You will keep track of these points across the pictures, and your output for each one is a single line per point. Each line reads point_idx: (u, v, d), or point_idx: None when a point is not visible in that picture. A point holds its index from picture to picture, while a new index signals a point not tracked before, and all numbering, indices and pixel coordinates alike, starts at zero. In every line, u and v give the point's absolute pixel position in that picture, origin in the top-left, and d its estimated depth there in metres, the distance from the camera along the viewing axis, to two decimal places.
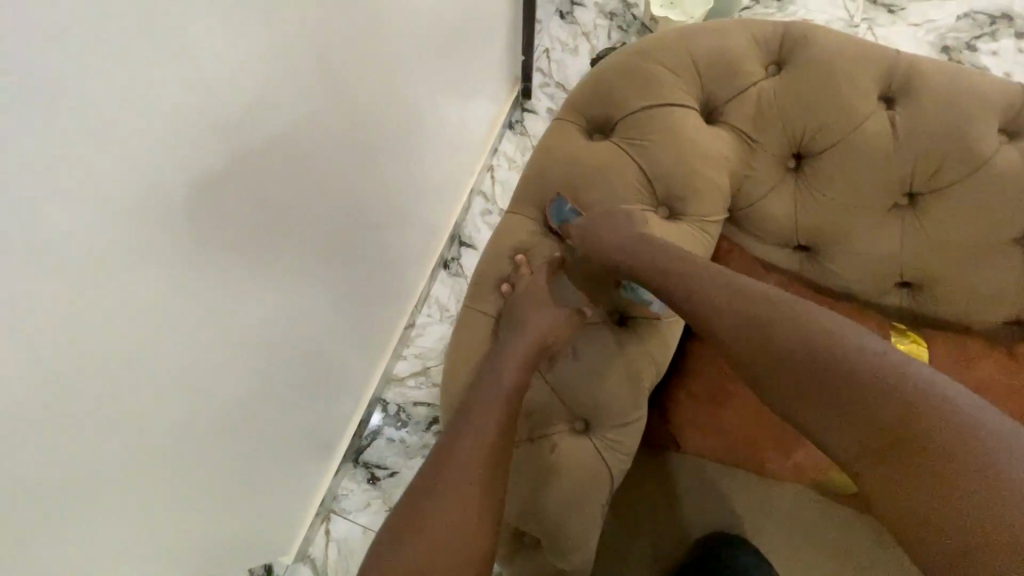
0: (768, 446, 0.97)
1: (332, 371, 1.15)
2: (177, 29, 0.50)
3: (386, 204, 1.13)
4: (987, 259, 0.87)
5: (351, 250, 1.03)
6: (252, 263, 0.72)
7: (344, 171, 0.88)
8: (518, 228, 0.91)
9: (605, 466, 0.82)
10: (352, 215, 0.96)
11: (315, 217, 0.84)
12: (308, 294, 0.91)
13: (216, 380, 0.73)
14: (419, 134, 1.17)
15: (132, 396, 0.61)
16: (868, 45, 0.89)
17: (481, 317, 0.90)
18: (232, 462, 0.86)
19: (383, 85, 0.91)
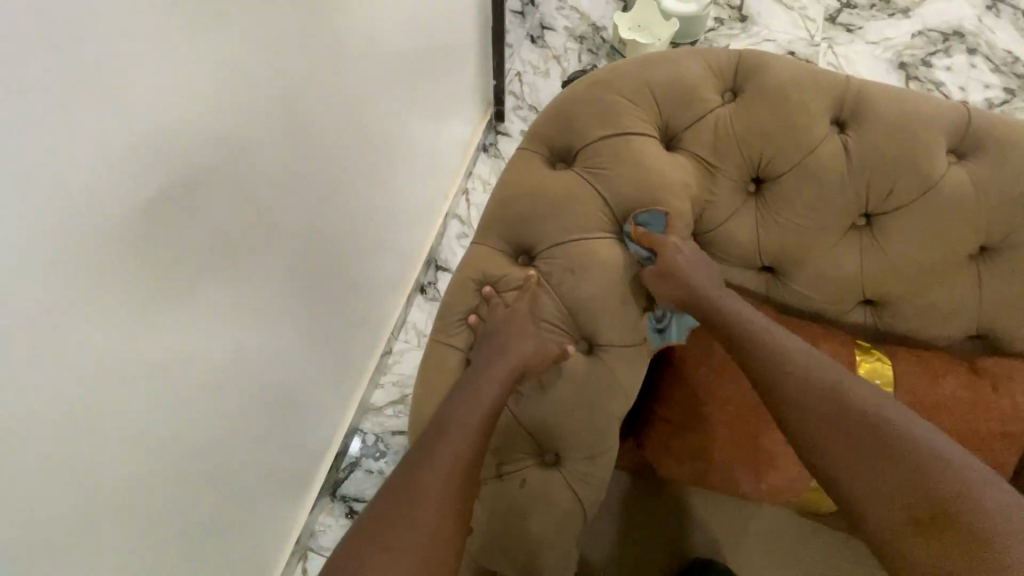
0: (743, 471, 0.94)
1: (301, 401, 1.12)
2: (108, 68, 0.50)
3: (355, 232, 1.12)
4: (944, 276, 0.88)
5: (317, 281, 1.01)
6: (202, 299, 0.70)
7: (303, 199, 0.87)
8: (483, 260, 0.89)
9: (576, 499, 0.81)
10: (315, 241, 0.96)
11: (270, 248, 0.82)
12: (271, 328, 0.89)
13: (169, 421, 0.71)
14: (387, 161, 1.17)
15: (70, 439, 0.58)
16: (819, 71, 0.91)
17: (448, 351, 0.88)
18: (190, 500, 0.83)
19: (343, 113, 0.91)
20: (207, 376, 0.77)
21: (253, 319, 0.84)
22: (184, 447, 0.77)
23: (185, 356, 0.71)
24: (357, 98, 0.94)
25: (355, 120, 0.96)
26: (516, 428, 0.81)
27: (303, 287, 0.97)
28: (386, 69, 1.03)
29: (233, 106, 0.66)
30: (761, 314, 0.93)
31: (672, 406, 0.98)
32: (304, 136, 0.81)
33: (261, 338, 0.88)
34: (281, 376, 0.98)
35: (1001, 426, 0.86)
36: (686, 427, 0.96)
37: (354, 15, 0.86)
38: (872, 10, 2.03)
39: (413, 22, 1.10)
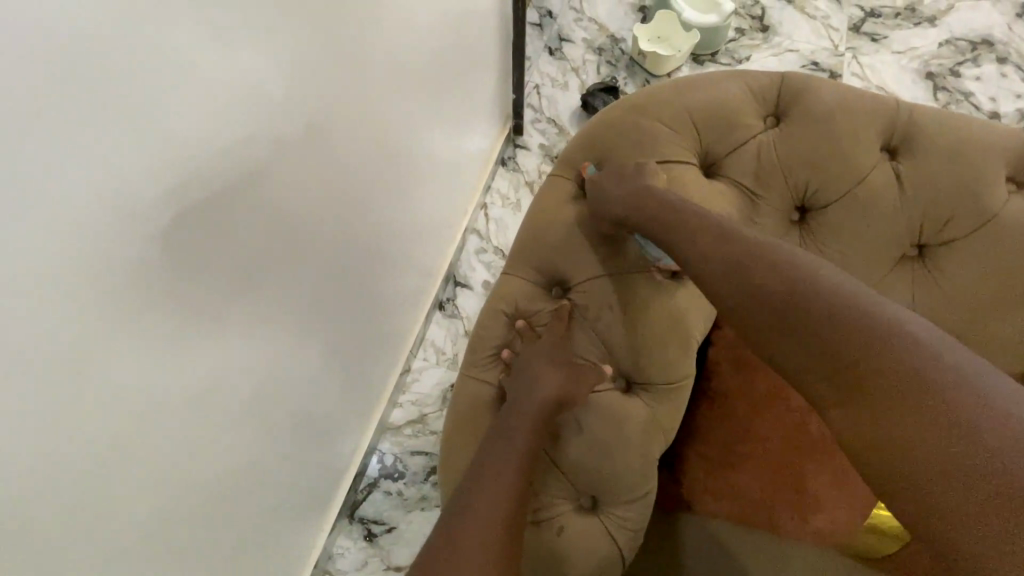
0: (785, 511, 0.88)
1: (318, 424, 1.10)
2: (135, 103, 0.49)
3: (372, 252, 1.10)
4: (1003, 311, 0.83)
5: (333, 302, 0.99)
6: (213, 325, 0.68)
7: (322, 223, 0.85)
8: (515, 291, 0.87)
9: (615, 547, 0.77)
10: (334, 264, 0.93)
11: (287, 275, 0.80)
12: (285, 353, 0.87)
13: (179, 449, 0.69)
14: (405, 179, 1.14)
15: (81, 472, 0.57)
16: (867, 95, 0.87)
17: (476, 384, 0.85)
18: (201, 531, 0.81)
19: (363, 134, 0.89)
20: (224, 403, 0.75)
21: (269, 345, 0.81)
22: (194, 481, 0.75)
23: (200, 387, 0.69)
24: (378, 118, 0.92)
25: (376, 141, 0.94)
26: (554, 471, 0.78)
27: (322, 311, 0.95)
28: (408, 87, 1.01)
29: (254, 135, 0.64)
30: None
31: (712, 439, 0.95)
32: (323, 159, 0.79)
33: (276, 364, 0.85)
34: (297, 401, 0.96)
35: None
36: (725, 465, 0.93)
37: (378, 38, 0.83)
38: (897, 19, 1.98)
39: (436, 40, 1.07)
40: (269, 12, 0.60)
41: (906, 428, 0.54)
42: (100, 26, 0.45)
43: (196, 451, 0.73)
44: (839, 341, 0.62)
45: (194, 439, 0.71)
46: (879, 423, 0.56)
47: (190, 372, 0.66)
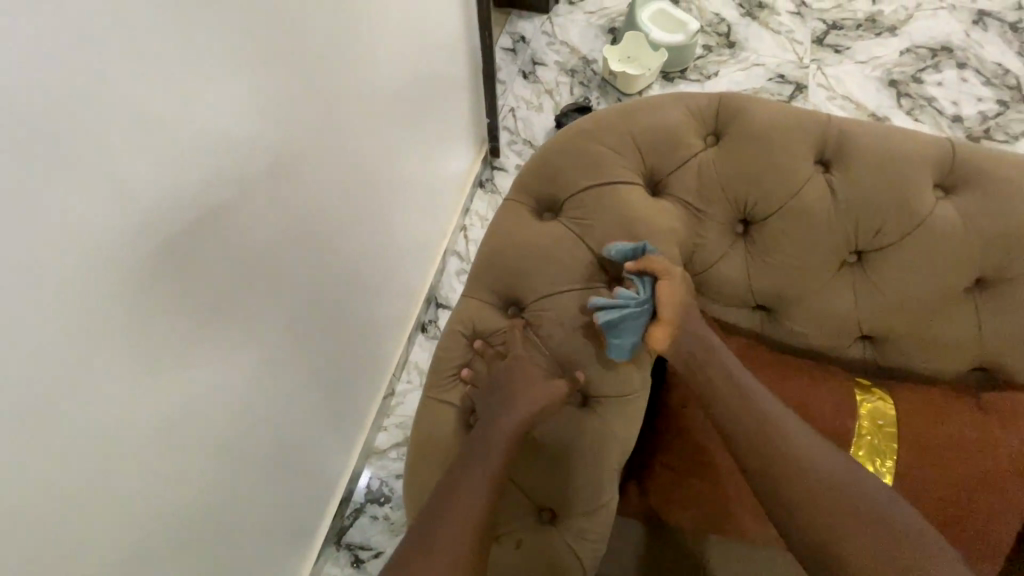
0: (749, 515, 0.90)
1: (303, 452, 1.12)
2: (95, 157, 0.53)
3: (353, 279, 1.13)
4: (943, 311, 0.87)
5: (316, 330, 1.02)
6: (192, 362, 0.71)
7: (297, 257, 0.88)
8: (472, 313, 0.89)
9: (575, 558, 0.79)
10: (312, 295, 0.96)
11: (263, 308, 0.83)
12: (266, 383, 0.89)
13: (159, 483, 0.72)
14: (383, 207, 1.18)
15: (55, 509, 0.59)
16: (799, 111, 0.92)
17: (440, 406, 0.87)
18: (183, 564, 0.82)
19: (335, 169, 0.92)
20: (204, 438, 0.77)
21: (248, 377, 0.84)
22: (176, 516, 0.76)
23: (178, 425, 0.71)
24: (351, 153, 0.96)
25: (349, 175, 0.98)
26: (514, 490, 0.80)
27: (302, 341, 0.98)
28: (379, 123, 1.05)
29: (221, 179, 0.67)
30: (756, 357, 0.94)
31: (678, 447, 0.96)
32: (293, 195, 0.82)
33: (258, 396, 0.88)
34: (280, 431, 0.98)
35: (1013, 465, 0.82)
36: (691, 472, 0.94)
37: (344, 79, 0.87)
38: (858, 31, 2.06)
39: (404, 75, 1.12)
40: (231, 66, 0.64)
41: (858, 529, 0.70)
42: (53, 91, 0.48)
43: (176, 488, 0.75)
44: (793, 453, 0.75)
45: (172, 475, 0.73)
46: (840, 527, 0.70)
47: (168, 407, 0.69)
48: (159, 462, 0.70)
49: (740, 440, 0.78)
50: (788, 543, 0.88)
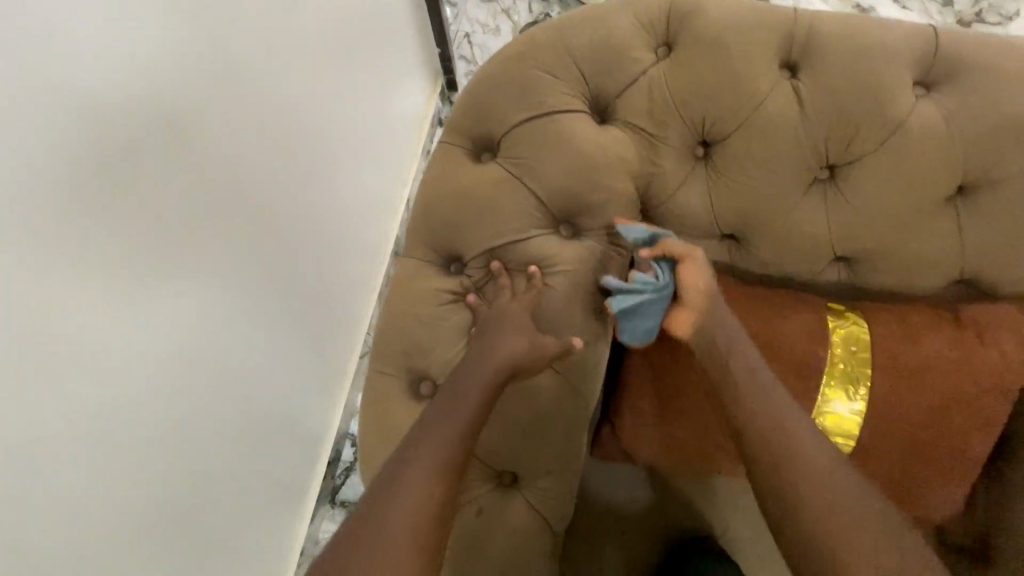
0: (720, 453, 0.86)
1: (290, 443, 1.04)
2: None
3: (320, 236, 0.98)
4: (925, 224, 0.80)
5: (282, 299, 0.89)
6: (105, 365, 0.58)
7: (238, 242, 0.75)
8: (413, 276, 0.80)
9: (540, 516, 0.77)
10: (263, 275, 0.82)
11: (204, 310, 0.71)
12: (223, 369, 0.77)
13: (108, 501, 0.62)
14: (341, 145, 1.00)
15: None
16: (763, 8, 0.79)
17: (391, 381, 0.79)
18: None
19: (269, 135, 0.78)
20: (162, 464, 0.69)
21: (204, 388, 0.74)
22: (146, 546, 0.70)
23: (124, 456, 0.63)
24: (285, 113, 0.81)
25: (288, 140, 0.82)
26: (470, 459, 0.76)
27: (261, 322, 0.84)
28: (317, 70, 0.88)
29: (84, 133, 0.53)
30: (725, 291, 0.86)
31: (641, 392, 0.89)
32: (213, 175, 0.69)
33: (223, 403, 0.78)
34: (258, 415, 0.87)
35: (992, 381, 0.79)
36: (658, 416, 0.88)
37: (255, 19, 0.71)
38: None
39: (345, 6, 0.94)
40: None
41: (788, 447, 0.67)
42: None
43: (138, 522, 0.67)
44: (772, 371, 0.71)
45: (118, 493, 0.63)
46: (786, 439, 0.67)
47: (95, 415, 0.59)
48: (107, 502, 0.62)
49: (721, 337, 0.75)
50: None
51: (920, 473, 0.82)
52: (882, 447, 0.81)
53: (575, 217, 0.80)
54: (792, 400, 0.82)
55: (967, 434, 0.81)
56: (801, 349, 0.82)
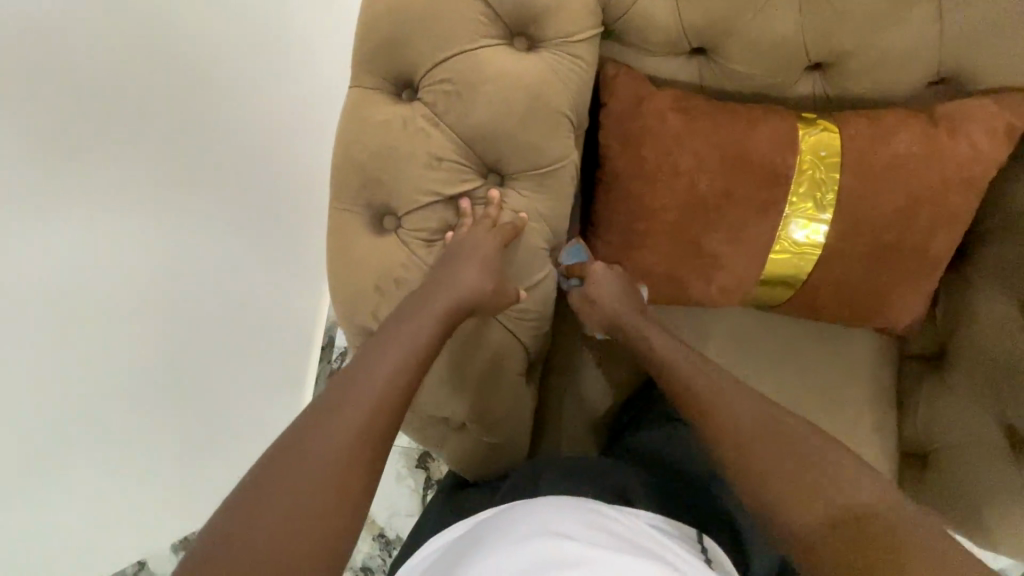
0: (690, 277, 0.87)
1: (275, 339, 1.13)
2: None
3: (275, 147, 0.98)
4: (901, 13, 0.75)
5: (246, 217, 0.93)
6: (141, 272, 0.74)
7: (229, 186, 0.88)
8: (361, 105, 0.76)
9: (513, 334, 0.79)
10: (227, 201, 0.88)
11: (184, 263, 0.81)
12: (198, 293, 0.85)
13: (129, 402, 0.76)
14: (279, 48, 0.94)
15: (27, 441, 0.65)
16: None
17: (352, 217, 0.77)
18: (156, 503, 0.91)
19: (206, 109, 0.81)
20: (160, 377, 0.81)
21: (187, 340, 0.84)
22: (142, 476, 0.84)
23: (169, 363, 0.82)
24: (254, 66, 0.89)
25: (263, 92, 0.92)
26: None
27: (230, 241, 0.90)
28: (282, 31, 0.94)
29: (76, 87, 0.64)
30: (694, 107, 0.82)
31: (613, 225, 0.88)
32: (214, 149, 0.83)
33: (224, 327, 0.92)
34: (240, 321, 0.97)
35: (960, 174, 0.79)
36: (630, 245, 0.88)
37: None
38: None
39: None
40: None
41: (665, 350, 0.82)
42: None
43: (134, 455, 0.81)
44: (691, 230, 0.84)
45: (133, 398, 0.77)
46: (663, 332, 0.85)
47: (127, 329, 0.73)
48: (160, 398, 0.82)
49: (645, 195, 0.84)
50: (729, 292, 0.88)
51: (883, 275, 0.84)
52: (845, 251, 0.83)
53: (530, 27, 0.74)
54: (760, 212, 0.82)
55: (931, 230, 0.81)
56: (769, 158, 0.80)
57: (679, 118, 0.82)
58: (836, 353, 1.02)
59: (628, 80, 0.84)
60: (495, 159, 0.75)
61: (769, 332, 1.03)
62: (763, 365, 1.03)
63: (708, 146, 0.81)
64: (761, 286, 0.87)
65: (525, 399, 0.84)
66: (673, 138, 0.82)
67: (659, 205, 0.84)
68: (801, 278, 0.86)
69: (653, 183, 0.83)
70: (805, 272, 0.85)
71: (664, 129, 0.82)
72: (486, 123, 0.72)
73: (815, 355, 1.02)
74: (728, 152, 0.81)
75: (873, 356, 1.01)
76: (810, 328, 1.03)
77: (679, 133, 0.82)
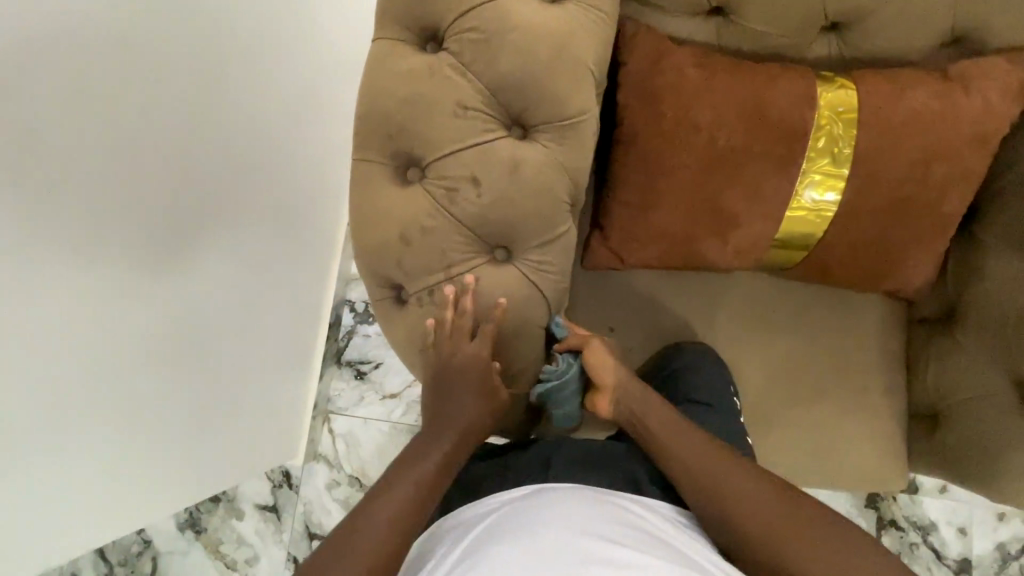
0: (707, 236, 0.88)
1: (273, 308, 1.18)
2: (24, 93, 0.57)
3: (281, 124, 1.03)
4: None
5: (252, 186, 0.98)
6: (164, 236, 0.79)
7: (241, 158, 0.93)
8: (386, 55, 0.76)
9: (536, 287, 0.80)
10: (239, 173, 0.93)
11: (197, 230, 0.86)
12: (205, 258, 0.90)
13: (145, 361, 0.82)
14: (288, 27, 0.98)
15: (70, 396, 0.70)
16: None
17: (376, 167, 0.77)
18: (169, 463, 0.97)
19: (200, 140, 0.81)
20: (171, 340, 0.86)
21: (196, 307, 0.91)
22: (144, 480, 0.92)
23: (180, 326, 0.88)
24: (267, 45, 0.94)
25: (272, 70, 0.97)
26: (464, 233, 0.76)
27: (238, 210, 0.96)
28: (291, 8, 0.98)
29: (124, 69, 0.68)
30: (713, 65, 0.84)
31: (630, 184, 0.89)
32: (230, 121, 0.88)
33: (223, 292, 0.97)
34: (240, 287, 1.02)
35: (975, 130, 0.80)
36: (647, 205, 0.89)
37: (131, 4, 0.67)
38: None
39: None
40: None
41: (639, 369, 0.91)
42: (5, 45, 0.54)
43: (140, 452, 0.87)
44: (709, 187, 0.85)
45: (150, 354, 0.82)
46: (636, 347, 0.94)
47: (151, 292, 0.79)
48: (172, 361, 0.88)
49: (664, 153, 0.85)
50: (744, 252, 0.89)
51: (897, 233, 0.85)
52: (861, 208, 0.84)
53: None
54: (778, 168, 0.83)
55: (945, 187, 0.82)
56: (788, 114, 0.82)
57: (699, 76, 0.83)
58: (846, 318, 1.03)
59: (648, 38, 0.85)
60: (519, 110, 0.76)
61: (781, 296, 1.04)
62: (774, 329, 1.04)
63: (728, 103, 0.82)
64: (777, 245, 0.88)
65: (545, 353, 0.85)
66: (693, 95, 0.83)
67: (678, 162, 0.85)
68: (817, 237, 0.87)
69: (672, 141, 0.84)
70: (821, 229, 0.86)
71: (683, 86, 0.83)
72: (512, 73, 0.73)
73: (826, 320, 1.03)
74: (747, 109, 0.82)
75: (883, 320, 1.03)
76: (822, 293, 1.04)
77: (698, 91, 0.83)
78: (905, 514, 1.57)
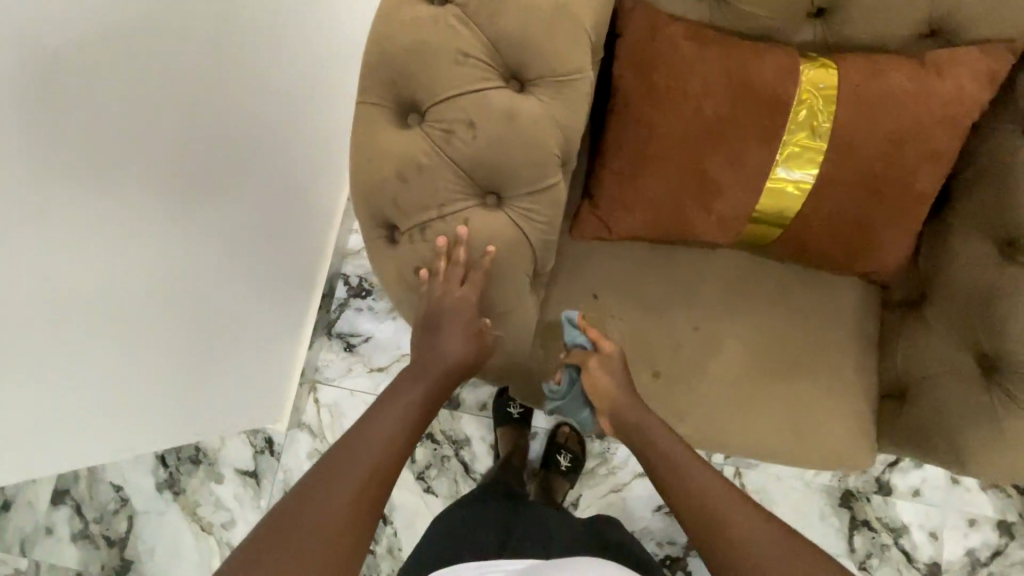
0: (690, 205, 0.92)
1: (275, 272, 1.22)
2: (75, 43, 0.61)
3: (299, 94, 1.08)
4: None
5: (266, 149, 1.02)
6: (186, 190, 0.84)
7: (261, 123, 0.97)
8: (395, 5, 0.80)
9: (522, 234, 0.83)
10: (258, 136, 0.98)
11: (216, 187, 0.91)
12: (221, 214, 0.95)
13: (155, 305, 0.86)
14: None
15: (79, 326, 0.75)
16: None
17: (378, 111, 0.81)
18: (162, 409, 1.00)
19: (220, 112, 0.86)
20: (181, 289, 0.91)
21: (207, 261, 0.95)
22: (127, 438, 0.97)
23: (192, 277, 0.92)
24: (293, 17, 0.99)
25: (295, 40, 1.02)
26: (457, 176, 0.80)
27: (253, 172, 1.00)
28: None
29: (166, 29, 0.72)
30: (704, 39, 0.88)
31: (620, 150, 0.93)
32: (255, 85, 0.93)
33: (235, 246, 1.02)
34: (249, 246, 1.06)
35: (948, 112, 0.85)
36: (636, 170, 0.92)
37: None
38: None
39: None
40: None
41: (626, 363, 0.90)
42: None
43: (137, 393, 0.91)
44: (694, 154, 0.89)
45: (158, 298, 0.86)
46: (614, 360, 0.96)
47: (168, 239, 0.84)
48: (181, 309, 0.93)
49: (653, 119, 0.89)
50: (725, 222, 0.93)
51: (870, 210, 0.89)
52: (837, 183, 0.88)
53: None
54: (760, 140, 0.88)
55: (917, 167, 0.87)
56: (771, 88, 0.86)
57: (690, 48, 0.88)
58: (821, 300, 1.07)
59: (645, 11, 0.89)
60: (515, 64, 0.80)
61: (760, 275, 1.08)
62: (752, 307, 1.08)
63: (715, 74, 0.87)
64: (756, 216, 0.92)
65: (528, 302, 0.88)
66: (684, 65, 0.87)
67: (666, 130, 0.89)
68: (795, 210, 0.91)
69: (661, 109, 0.89)
70: (800, 202, 0.90)
71: (675, 57, 0.88)
72: (512, 28, 0.78)
73: (801, 301, 1.07)
74: (734, 81, 0.86)
75: (858, 304, 1.06)
76: (798, 276, 1.08)
77: (689, 61, 0.87)
78: (876, 515, 1.59)
